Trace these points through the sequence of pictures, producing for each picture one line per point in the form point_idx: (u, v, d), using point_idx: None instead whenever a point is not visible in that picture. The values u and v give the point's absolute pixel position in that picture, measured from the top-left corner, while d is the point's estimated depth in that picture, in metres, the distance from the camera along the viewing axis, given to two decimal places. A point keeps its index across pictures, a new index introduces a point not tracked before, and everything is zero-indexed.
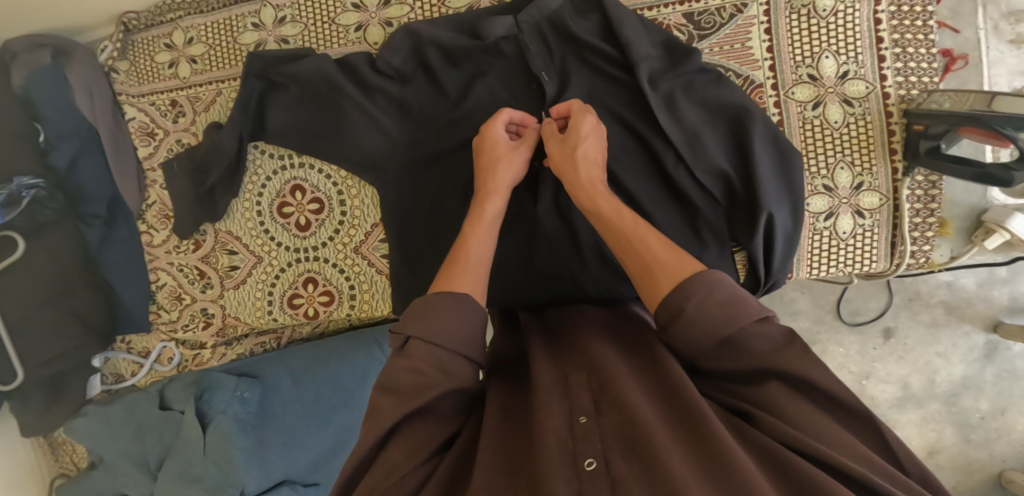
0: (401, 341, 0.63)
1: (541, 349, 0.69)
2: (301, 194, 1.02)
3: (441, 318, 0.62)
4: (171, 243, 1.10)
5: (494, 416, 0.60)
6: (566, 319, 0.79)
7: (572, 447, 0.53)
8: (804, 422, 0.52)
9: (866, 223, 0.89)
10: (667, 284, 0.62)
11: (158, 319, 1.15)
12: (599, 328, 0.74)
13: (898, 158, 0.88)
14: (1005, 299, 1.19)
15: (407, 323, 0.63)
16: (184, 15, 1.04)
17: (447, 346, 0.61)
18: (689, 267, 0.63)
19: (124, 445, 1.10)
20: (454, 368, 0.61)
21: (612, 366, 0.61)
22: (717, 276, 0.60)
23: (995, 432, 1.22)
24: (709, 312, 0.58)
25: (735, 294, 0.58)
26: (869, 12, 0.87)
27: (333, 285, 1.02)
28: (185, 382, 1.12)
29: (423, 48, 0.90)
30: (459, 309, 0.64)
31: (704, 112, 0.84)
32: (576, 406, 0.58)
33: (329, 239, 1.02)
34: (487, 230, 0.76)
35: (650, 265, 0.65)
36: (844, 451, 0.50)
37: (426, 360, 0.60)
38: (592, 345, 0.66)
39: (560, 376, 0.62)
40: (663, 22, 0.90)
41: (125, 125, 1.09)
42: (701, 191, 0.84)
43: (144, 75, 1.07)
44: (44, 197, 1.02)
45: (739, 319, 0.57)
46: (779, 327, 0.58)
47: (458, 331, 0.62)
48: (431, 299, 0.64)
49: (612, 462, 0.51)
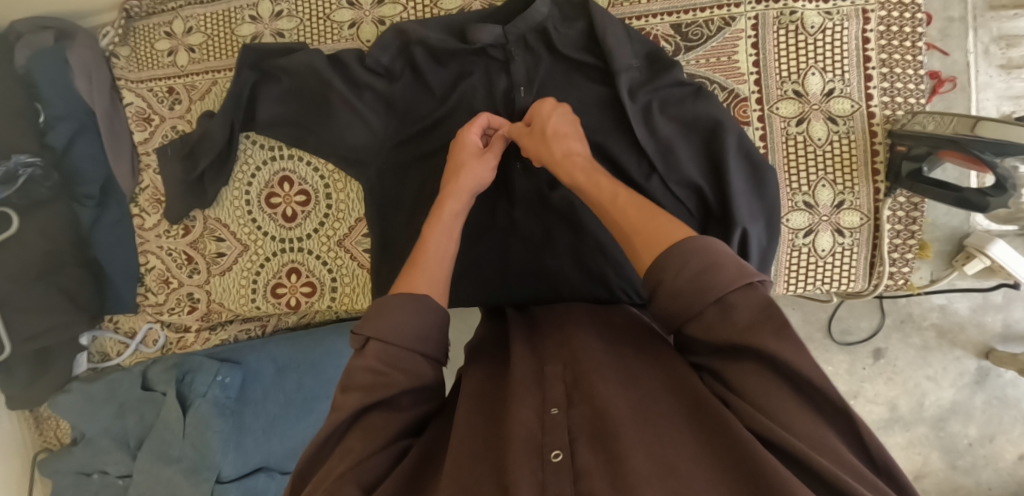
0: (361, 341, 0.61)
1: (523, 341, 0.70)
2: (289, 185, 1.03)
3: (404, 319, 0.61)
4: (161, 227, 1.12)
5: (468, 400, 0.61)
6: (549, 310, 0.81)
7: (540, 436, 0.54)
8: (770, 409, 0.49)
9: (846, 242, 0.89)
10: (647, 256, 0.58)
11: (145, 301, 1.17)
12: (584, 318, 0.74)
13: (880, 179, 0.88)
14: (998, 325, 1.18)
15: (367, 323, 0.61)
16: (184, 5, 1.06)
17: (405, 345, 0.60)
18: (668, 240, 0.58)
19: (106, 422, 1.13)
20: (416, 368, 0.60)
21: (589, 358, 0.61)
22: (700, 253, 0.55)
23: (982, 459, 1.21)
24: (675, 290, 0.54)
25: (708, 271, 0.53)
26: (858, 31, 0.87)
27: (315, 277, 1.04)
28: (167, 364, 1.14)
29: (410, 48, 0.92)
30: (417, 308, 0.62)
31: (681, 127, 0.85)
32: (549, 398, 0.58)
33: (314, 231, 1.03)
34: (451, 234, 0.75)
35: (637, 235, 0.61)
36: (815, 443, 0.47)
37: (385, 360, 0.59)
38: (572, 336, 0.66)
39: (536, 367, 0.63)
40: (650, 32, 0.91)
41: (121, 108, 1.12)
42: (676, 202, 0.84)
43: (145, 62, 1.09)
44: (39, 176, 1.04)
45: (702, 292, 0.53)
46: (753, 306, 0.52)
47: (419, 330, 0.61)
48: (393, 299, 0.63)
49: (577, 455, 0.51)
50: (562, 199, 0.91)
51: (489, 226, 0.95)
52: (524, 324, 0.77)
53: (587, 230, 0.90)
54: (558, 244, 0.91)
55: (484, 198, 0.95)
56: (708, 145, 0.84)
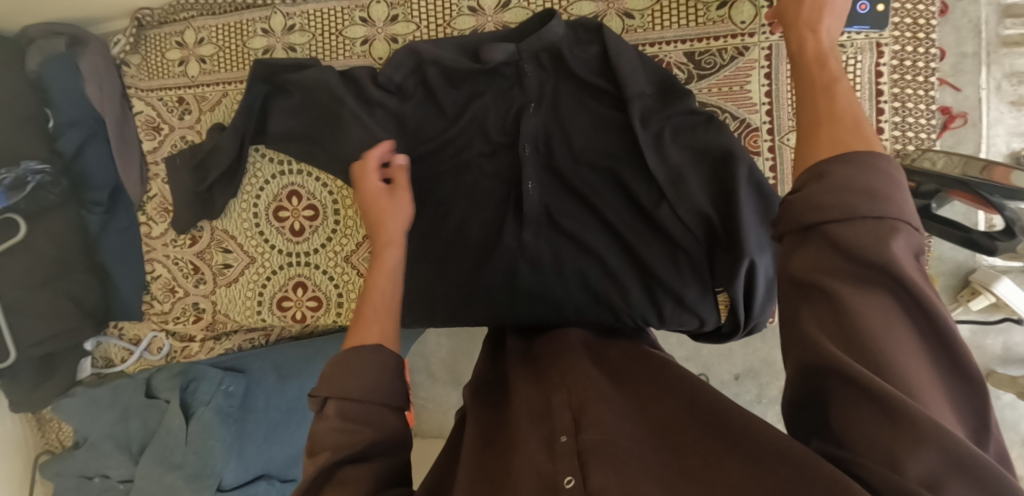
0: (320, 402, 0.61)
1: (525, 376, 0.71)
2: (298, 200, 1.03)
3: (359, 374, 0.60)
4: (168, 237, 1.12)
5: (469, 444, 0.62)
6: (554, 337, 0.80)
7: (549, 469, 0.53)
8: (883, 358, 0.41)
9: None
10: (811, 156, 0.50)
11: (150, 309, 1.18)
12: (581, 348, 0.75)
13: None
14: (998, 348, 1.18)
15: (323, 383, 0.61)
16: (197, 16, 1.05)
17: (365, 401, 0.59)
18: (846, 142, 0.48)
19: (109, 427, 1.13)
20: (381, 420, 0.59)
21: (592, 391, 0.62)
22: (877, 165, 0.45)
23: None
24: (820, 200, 0.45)
25: (874, 192, 0.44)
26: (870, 65, 0.87)
27: (321, 292, 1.04)
28: (172, 371, 1.15)
29: (424, 68, 0.92)
30: (368, 361, 0.62)
31: (689, 155, 0.85)
32: (558, 427, 0.58)
33: (321, 246, 1.03)
34: (391, 276, 0.75)
35: (810, 126, 0.51)
36: (926, 402, 0.40)
37: (347, 417, 0.58)
38: (572, 368, 0.67)
39: (542, 400, 0.63)
40: (663, 59, 0.91)
41: (132, 117, 1.12)
42: (685, 232, 0.84)
43: (155, 71, 1.09)
44: (48, 183, 1.04)
45: (851, 206, 0.44)
46: (899, 232, 0.43)
47: (376, 382, 0.60)
48: (346, 355, 0.62)
49: (590, 479, 0.49)
50: (573, 223, 0.89)
51: (495, 241, 0.91)
52: (522, 358, 0.78)
53: (600, 252, 0.88)
54: (565, 267, 0.89)
55: (494, 214, 0.92)
56: (715, 174, 0.83)
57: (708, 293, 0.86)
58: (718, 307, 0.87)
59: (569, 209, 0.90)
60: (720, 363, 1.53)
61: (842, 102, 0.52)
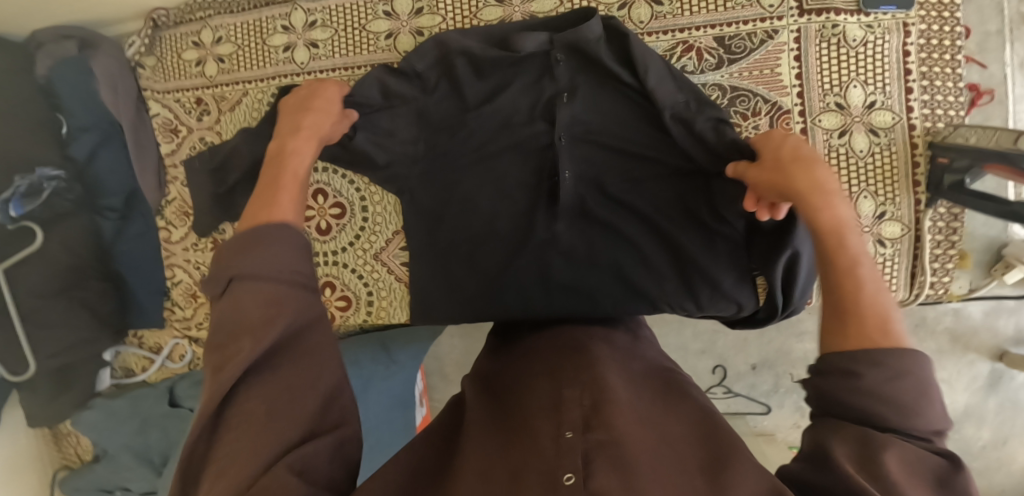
0: (221, 283, 0.53)
1: (540, 370, 0.68)
2: (323, 198, 1.02)
3: (272, 252, 0.53)
4: (189, 241, 1.10)
5: (474, 436, 0.60)
6: (579, 331, 0.79)
7: (552, 464, 0.51)
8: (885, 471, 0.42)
9: (886, 252, 0.90)
10: (837, 348, 0.51)
11: (172, 316, 1.16)
12: (601, 347, 0.73)
13: (920, 191, 0.89)
14: (1011, 328, 1.16)
15: (225, 262, 0.53)
16: (214, 14, 1.03)
17: (282, 277, 0.53)
18: (870, 337, 0.50)
19: (127, 438, 1.10)
20: (297, 300, 0.53)
21: (607, 389, 0.60)
22: (905, 360, 0.47)
23: (995, 461, 1.23)
24: (849, 397, 0.47)
25: (900, 377, 0.46)
26: (898, 44, 0.87)
27: (350, 291, 1.03)
28: (194, 380, 1.13)
29: (451, 59, 0.90)
30: (284, 239, 0.55)
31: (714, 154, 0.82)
32: (565, 420, 0.56)
33: (349, 244, 1.02)
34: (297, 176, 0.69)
35: (835, 298, 0.54)
36: None
37: (257, 297, 0.51)
38: (593, 366, 0.65)
39: (554, 393, 0.61)
40: (694, 44, 0.90)
41: (148, 120, 1.09)
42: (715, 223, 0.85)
43: (171, 73, 1.06)
44: (63, 189, 1.03)
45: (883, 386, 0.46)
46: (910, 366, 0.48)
47: (290, 261, 0.54)
48: (257, 232, 0.54)
49: (593, 479, 0.48)
50: (604, 210, 0.89)
51: (524, 231, 0.91)
52: (521, 354, 0.76)
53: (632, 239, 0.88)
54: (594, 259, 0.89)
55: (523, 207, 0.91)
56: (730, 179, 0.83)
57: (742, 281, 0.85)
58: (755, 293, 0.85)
59: (598, 199, 0.90)
60: (735, 354, 1.52)
61: (862, 278, 0.55)
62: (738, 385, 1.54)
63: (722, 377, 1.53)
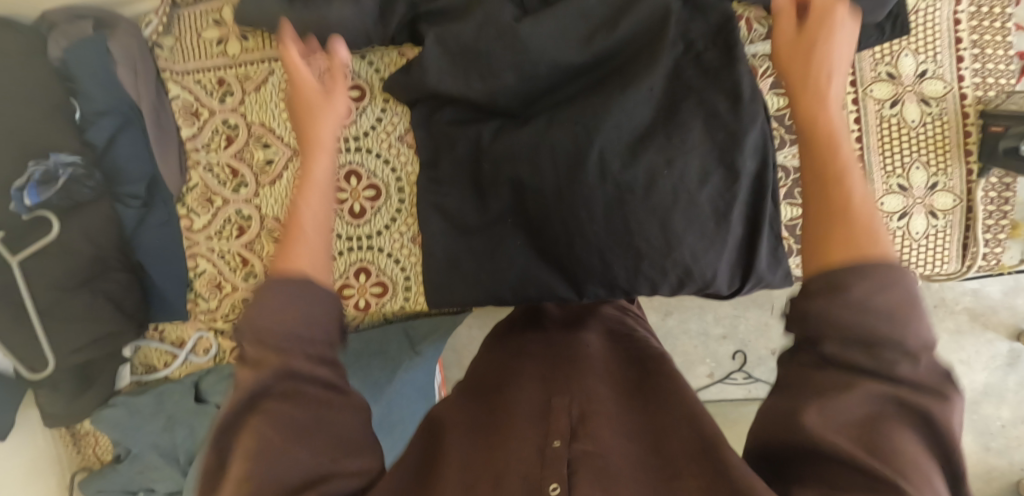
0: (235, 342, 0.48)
1: (535, 374, 0.63)
2: (357, 180, 0.99)
3: (279, 311, 0.48)
4: (213, 228, 1.05)
5: (457, 434, 0.55)
6: (573, 344, 0.68)
7: (536, 471, 0.46)
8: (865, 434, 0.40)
9: (939, 223, 0.91)
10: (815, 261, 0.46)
11: (195, 308, 1.10)
12: (598, 353, 0.67)
13: (972, 160, 0.89)
14: None
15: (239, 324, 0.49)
16: None
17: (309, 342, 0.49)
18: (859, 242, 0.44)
19: (155, 437, 1.08)
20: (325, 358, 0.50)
21: (596, 402, 0.55)
22: (891, 276, 0.42)
23: (1015, 440, 1.20)
24: (840, 315, 0.42)
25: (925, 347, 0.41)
26: (949, 12, 0.86)
27: (387, 276, 1.01)
28: (223, 374, 1.11)
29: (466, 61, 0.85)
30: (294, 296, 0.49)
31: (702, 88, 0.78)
32: (552, 430, 0.51)
33: (385, 227, 1.00)
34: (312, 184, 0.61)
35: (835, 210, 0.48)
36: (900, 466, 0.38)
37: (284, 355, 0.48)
38: (585, 375, 0.60)
39: (542, 401, 0.57)
40: (742, 14, 0.89)
41: (167, 101, 1.03)
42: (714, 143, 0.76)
43: (190, 53, 1.02)
44: (82, 177, 0.97)
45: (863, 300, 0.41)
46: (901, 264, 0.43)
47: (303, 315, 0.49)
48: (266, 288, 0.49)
49: (578, 488, 0.44)
50: (617, 167, 0.75)
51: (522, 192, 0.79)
52: (517, 353, 0.69)
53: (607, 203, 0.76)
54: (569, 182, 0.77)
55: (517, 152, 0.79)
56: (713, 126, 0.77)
57: (744, 198, 0.78)
58: (744, 221, 0.79)
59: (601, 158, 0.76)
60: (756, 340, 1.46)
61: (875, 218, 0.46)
62: (758, 370, 1.47)
63: (742, 363, 1.46)
